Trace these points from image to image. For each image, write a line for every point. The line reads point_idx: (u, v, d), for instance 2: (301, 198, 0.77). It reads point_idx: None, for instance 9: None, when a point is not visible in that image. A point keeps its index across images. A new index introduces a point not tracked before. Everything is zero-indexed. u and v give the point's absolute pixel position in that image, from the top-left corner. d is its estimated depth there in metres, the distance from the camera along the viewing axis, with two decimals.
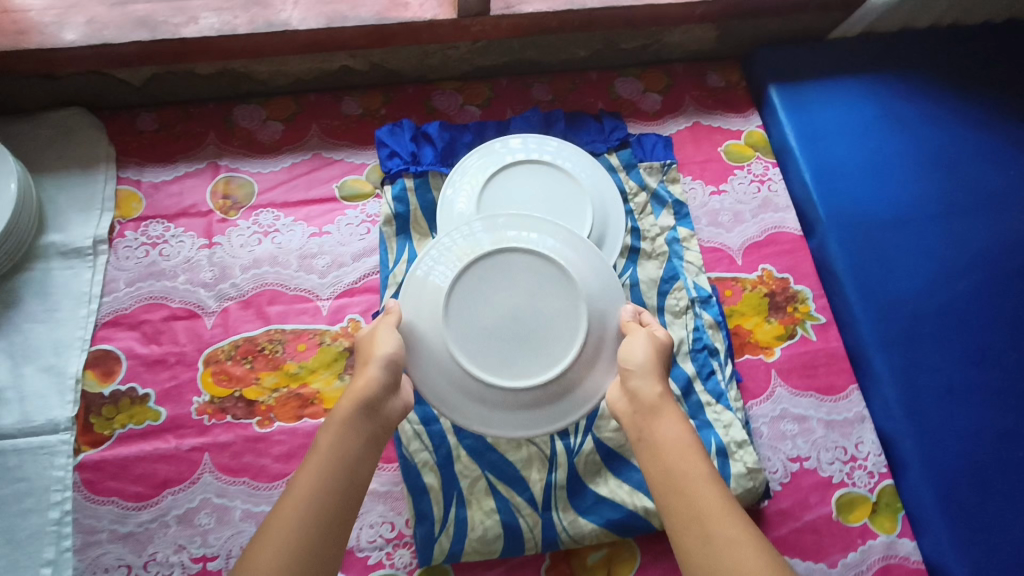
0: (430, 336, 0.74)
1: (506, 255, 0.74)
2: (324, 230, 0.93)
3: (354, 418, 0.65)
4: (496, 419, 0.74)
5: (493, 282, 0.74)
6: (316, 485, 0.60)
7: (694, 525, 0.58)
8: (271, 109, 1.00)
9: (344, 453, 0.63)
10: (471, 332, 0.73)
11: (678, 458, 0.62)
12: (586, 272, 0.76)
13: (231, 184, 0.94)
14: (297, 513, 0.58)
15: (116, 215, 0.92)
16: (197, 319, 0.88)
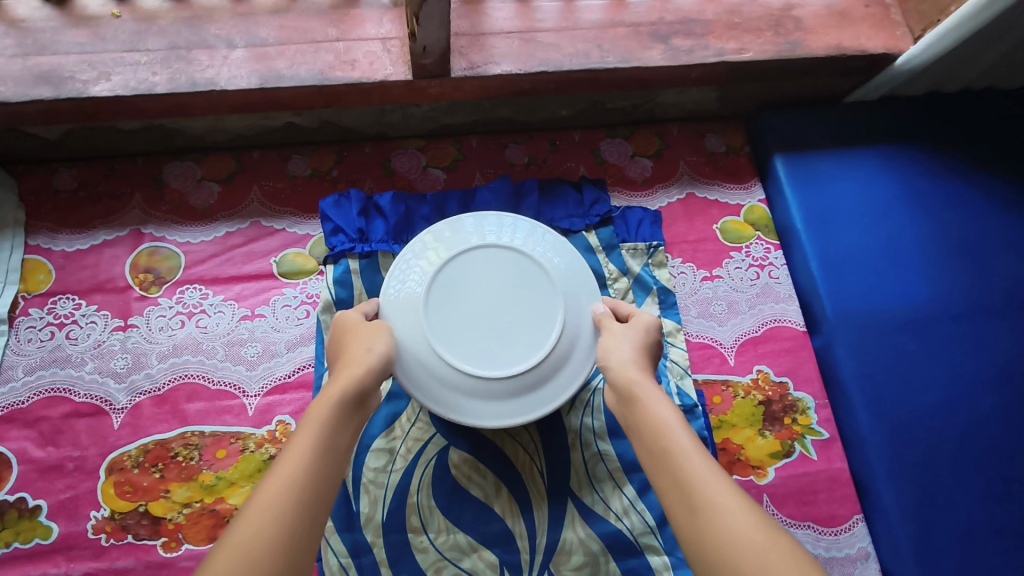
0: (407, 321, 0.71)
1: (489, 248, 0.74)
2: (256, 312, 0.82)
3: (346, 410, 0.58)
4: (468, 407, 0.69)
5: (475, 273, 0.73)
6: (315, 452, 0.53)
7: (684, 500, 0.51)
8: (208, 168, 0.89)
9: (336, 443, 0.55)
10: (450, 318, 0.71)
11: (666, 430, 0.55)
12: (566, 274, 0.75)
13: (155, 256, 0.83)
14: (288, 498, 0.48)
15: (22, 289, 0.80)
16: (103, 416, 0.76)
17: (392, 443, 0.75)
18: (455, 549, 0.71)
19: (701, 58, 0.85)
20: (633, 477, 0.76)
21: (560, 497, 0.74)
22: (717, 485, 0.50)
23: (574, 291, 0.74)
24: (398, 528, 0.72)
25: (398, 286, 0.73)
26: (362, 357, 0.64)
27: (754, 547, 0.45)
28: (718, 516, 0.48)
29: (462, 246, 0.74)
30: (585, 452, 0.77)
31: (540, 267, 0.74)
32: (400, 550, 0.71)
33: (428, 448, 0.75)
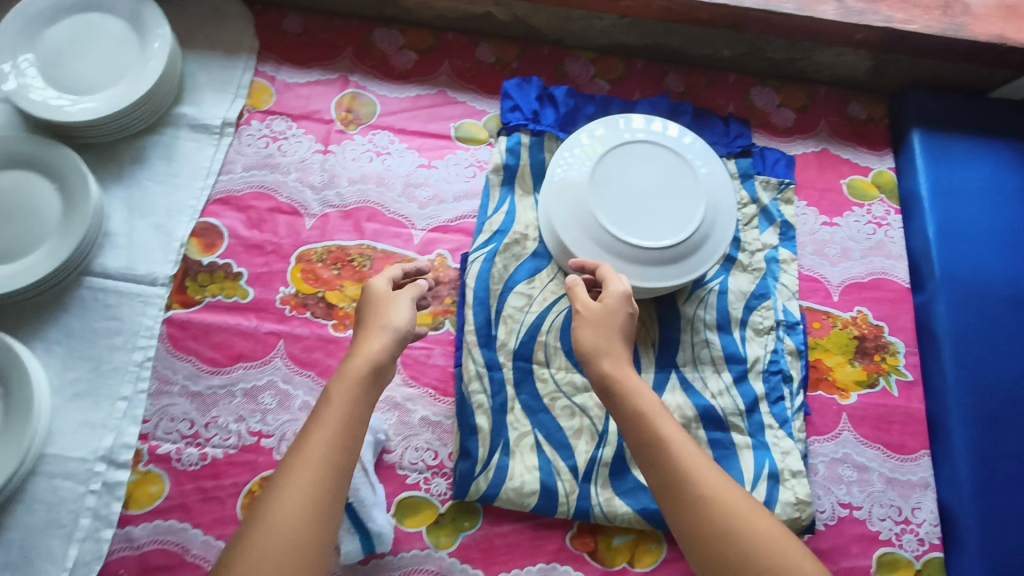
0: (571, 197, 0.82)
1: (640, 142, 0.84)
2: (432, 163, 0.94)
3: (356, 392, 0.57)
4: (622, 271, 0.80)
5: (629, 162, 0.83)
6: (334, 439, 0.54)
7: (680, 499, 0.55)
8: (410, 39, 1.00)
9: (349, 430, 0.55)
10: (608, 196, 0.82)
11: (661, 428, 0.59)
12: (706, 169, 0.85)
13: (356, 100, 0.96)
14: (308, 506, 0.50)
15: (247, 103, 0.94)
16: (298, 217, 0.90)
17: (532, 290, 0.87)
18: (570, 386, 0.83)
19: (870, 21, 0.93)
20: (732, 367, 0.86)
21: (666, 368, 0.85)
22: (717, 486, 0.55)
23: (715, 184, 0.84)
24: (525, 357, 0.83)
25: (564, 169, 0.84)
26: (379, 339, 0.61)
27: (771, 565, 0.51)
28: (723, 518, 0.53)
29: (618, 139, 0.84)
30: (694, 336, 0.87)
31: (684, 161, 0.84)
32: (524, 375, 0.83)
33: (561, 301, 0.86)
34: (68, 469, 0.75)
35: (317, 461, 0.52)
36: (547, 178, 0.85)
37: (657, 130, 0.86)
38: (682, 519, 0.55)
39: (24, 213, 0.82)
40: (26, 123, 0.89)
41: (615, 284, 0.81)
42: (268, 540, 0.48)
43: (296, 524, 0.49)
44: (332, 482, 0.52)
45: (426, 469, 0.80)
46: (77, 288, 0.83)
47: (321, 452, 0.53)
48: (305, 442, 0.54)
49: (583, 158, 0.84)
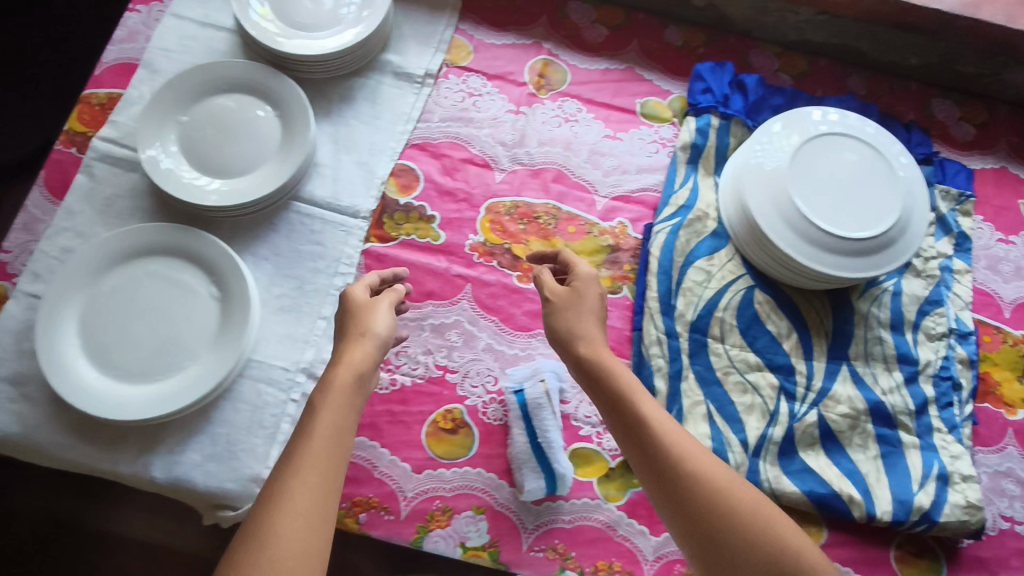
0: (768, 183, 0.83)
1: (836, 134, 0.85)
2: (618, 135, 0.96)
3: (350, 395, 0.62)
4: (818, 259, 0.82)
5: (824, 152, 0.84)
6: (321, 448, 0.57)
7: (666, 469, 0.60)
8: (602, 14, 1.02)
9: (337, 441, 0.59)
10: (806, 185, 0.83)
11: (644, 408, 0.63)
12: (900, 163, 0.85)
13: (549, 67, 0.98)
14: (301, 514, 0.53)
15: (446, 58, 0.97)
16: (489, 170, 0.93)
17: (711, 267, 0.88)
18: (743, 363, 0.85)
19: None
20: (904, 367, 0.86)
21: (837, 359, 0.86)
22: (692, 453, 0.61)
23: (909, 179, 0.85)
24: (702, 330, 0.85)
25: (758, 155, 0.85)
26: (364, 347, 0.66)
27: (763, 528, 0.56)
28: (707, 484, 0.58)
29: (815, 129, 0.85)
30: (867, 332, 0.87)
31: (879, 155, 0.85)
32: (699, 347, 0.85)
33: (739, 281, 0.88)
34: (271, 375, 0.80)
35: (321, 456, 0.57)
36: (741, 163, 0.87)
37: (841, 121, 0.86)
38: (667, 493, 0.59)
39: (246, 135, 0.86)
40: (248, 53, 0.94)
41: (810, 271, 0.82)
42: (272, 549, 0.50)
43: (297, 536, 0.52)
44: (323, 488, 0.55)
45: (599, 423, 0.82)
46: (286, 211, 0.87)
47: (322, 440, 0.58)
48: (301, 441, 0.58)
49: (781, 144, 0.84)
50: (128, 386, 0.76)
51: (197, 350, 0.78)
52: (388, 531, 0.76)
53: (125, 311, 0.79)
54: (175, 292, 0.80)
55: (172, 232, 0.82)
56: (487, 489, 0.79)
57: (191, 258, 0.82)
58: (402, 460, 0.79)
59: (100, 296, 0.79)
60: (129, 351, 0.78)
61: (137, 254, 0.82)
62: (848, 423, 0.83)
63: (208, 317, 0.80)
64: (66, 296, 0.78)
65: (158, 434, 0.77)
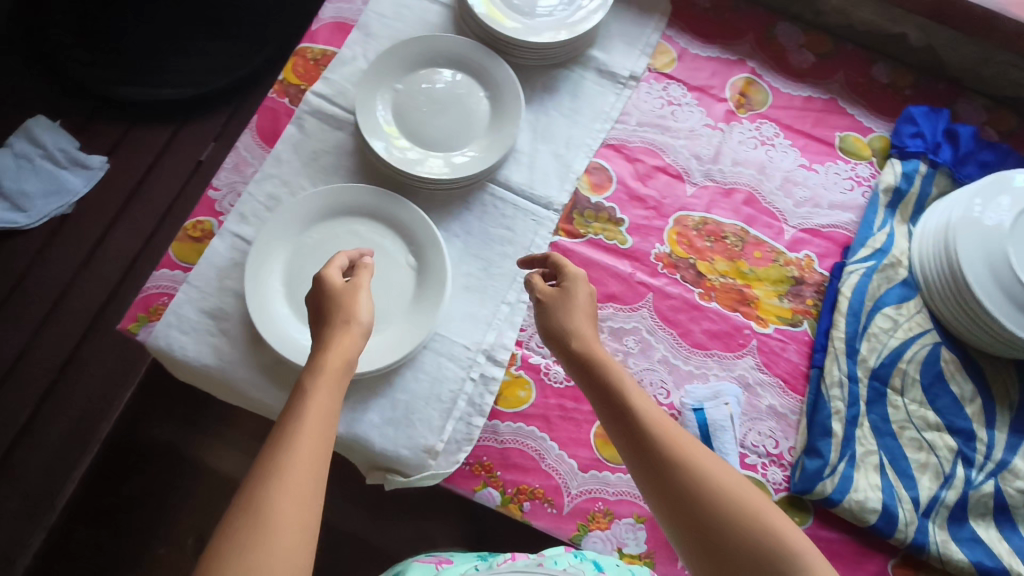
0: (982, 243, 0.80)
1: None
2: (813, 166, 0.94)
3: (343, 369, 0.62)
4: None
5: None
6: (310, 422, 0.56)
7: (656, 463, 0.59)
8: (810, 40, 1.00)
9: (327, 418, 0.57)
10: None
11: (634, 401, 0.63)
12: None
13: (751, 87, 0.96)
14: (287, 488, 0.51)
15: (649, 63, 0.96)
16: (680, 182, 0.92)
17: (898, 316, 0.86)
18: (921, 420, 0.82)
19: None
20: None
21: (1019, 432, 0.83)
22: (683, 445, 0.60)
23: None
24: (882, 379, 0.83)
25: (975, 211, 0.82)
26: (353, 333, 0.65)
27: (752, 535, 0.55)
28: (696, 476, 0.58)
29: None
30: None
31: None
32: (877, 396, 0.83)
33: (926, 335, 0.85)
34: (453, 351, 0.81)
35: (314, 433, 0.55)
36: (945, 221, 0.85)
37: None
38: (655, 488, 0.59)
39: (458, 112, 0.87)
40: (461, 29, 0.95)
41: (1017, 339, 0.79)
42: (265, 528, 0.48)
43: (288, 518, 0.49)
44: (312, 464, 0.53)
45: (766, 455, 0.81)
46: (481, 192, 0.88)
47: (316, 413, 0.57)
48: (292, 417, 0.56)
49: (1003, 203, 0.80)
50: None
51: (390, 317, 0.80)
52: (549, 523, 0.77)
53: (326, 265, 0.81)
54: (375, 256, 0.82)
55: (380, 196, 0.83)
56: None
57: (390, 223, 0.83)
58: (570, 457, 0.80)
59: (304, 247, 0.81)
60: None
61: (341, 211, 0.83)
62: None
63: (404, 286, 0.82)
64: (274, 242, 0.80)
65: (343, 390, 0.78)
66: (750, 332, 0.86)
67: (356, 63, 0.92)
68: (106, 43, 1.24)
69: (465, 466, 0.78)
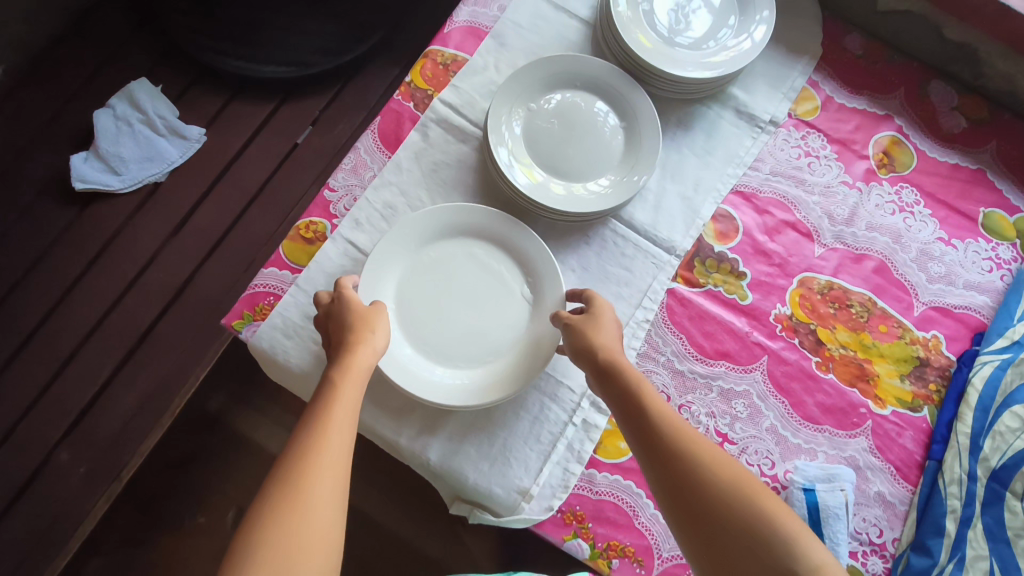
0: None
1: None
2: (952, 241, 0.89)
3: (367, 367, 0.64)
4: None
5: None
6: (340, 415, 0.58)
7: (664, 452, 0.60)
8: (964, 104, 0.94)
9: (354, 411, 0.60)
10: None
11: (648, 396, 0.65)
12: None
13: (896, 146, 0.91)
14: (321, 475, 0.53)
15: (792, 108, 0.92)
16: (808, 241, 0.87)
17: None
18: None
19: None
20: None
21: None
22: (686, 434, 0.62)
23: None
24: (1002, 481, 0.76)
25: None
26: (372, 345, 0.66)
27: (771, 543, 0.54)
28: (702, 468, 0.59)
29: None
30: None
31: None
32: (995, 498, 0.76)
33: None
34: (557, 393, 0.78)
35: (342, 427, 0.58)
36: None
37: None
38: (658, 474, 0.60)
39: (590, 140, 0.84)
40: (600, 51, 0.91)
41: None
42: (304, 514, 0.51)
43: (323, 506, 0.52)
44: (342, 457, 0.56)
45: (868, 543, 0.77)
46: (602, 227, 0.84)
47: (344, 409, 0.59)
48: (322, 407, 0.58)
49: None
50: (433, 364, 0.75)
51: (498, 349, 0.77)
52: None
53: (438, 287, 0.78)
54: (488, 283, 0.79)
55: (502, 221, 0.80)
56: None
57: (509, 250, 0.80)
58: (664, 518, 0.76)
59: (419, 265, 0.78)
60: (437, 329, 0.76)
61: (460, 232, 0.80)
62: None
63: (514, 318, 0.78)
64: (390, 255, 0.77)
65: (442, 417, 0.76)
66: (867, 411, 0.81)
67: (487, 73, 0.89)
68: (216, 9, 1.21)
69: (558, 513, 0.75)
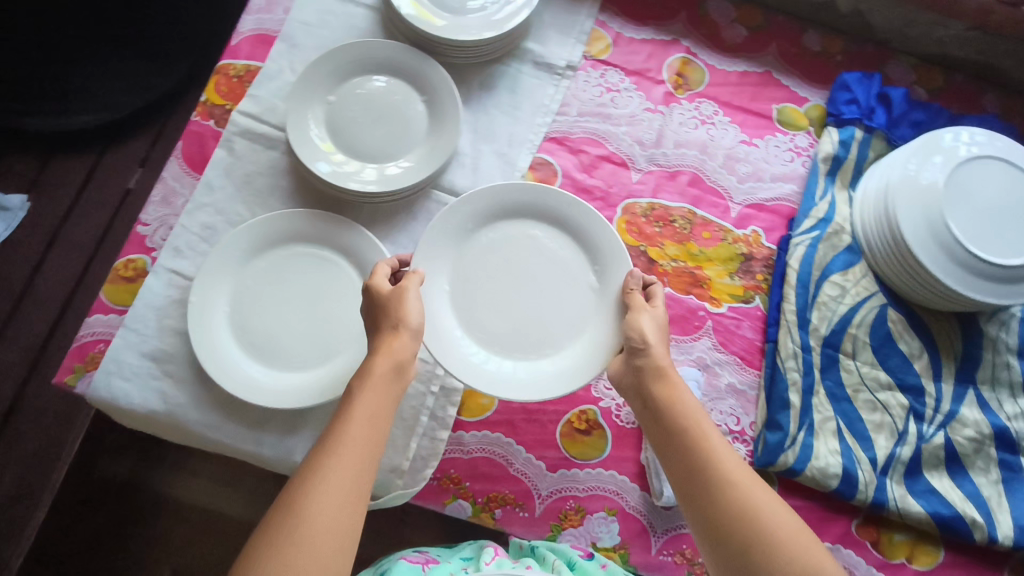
0: (919, 205, 0.82)
1: (985, 160, 0.84)
2: (754, 141, 0.95)
3: (392, 372, 0.64)
4: (969, 285, 0.81)
5: (978, 181, 0.83)
6: (358, 422, 0.59)
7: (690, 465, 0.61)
8: (742, 14, 1.01)
9: (377, 421, 0.60)
10: (963, 212, 0.81)
11: (677, 403, 0.64)
12: None
13: (687, 66, 0.97)
14: (337, 481, 0.54)
15: (585, 50, 0.95)
16: (625, 169, 0.92)
17: (845, 282, 0.88)
18: (873, 381, 0.85)
19: None
20: None
21: (965, 382, 0.86)
22: (711, 441, 0.62)
23: None
24: (834, 345, 0.86)
25: (912, 173, 0.84)
26: (408, 342, 0.66)
27: (789, 554, 0.53)
28: (730, 477, 0.59)
29: (963, 154, 0.83)
30: (995, 357, 0.88)
31: None
32: (831, 362, 0.85)
33: (873, 298, 0.88)
34: None
35: (361, 435, 0.58)
36: (885, 183, 0.87)
37: (975, 140, 0.85)
38: (690, 479, 0.60)
39: (394, 120, 0.85)
40: (390, 33, 0.92)
41: (959, 295, 0.81)
42: (313, 515, 0.51)
43: (332, 509, 0.52)
44: (360, 467, 0.56)
45: (728, 433, 0.83)
46: (425, 200, 0.86)
47: (367, 414, 0.60)
48: (342, 418, 0.59)
49: (933, 167, 0.83)
50: (251, 362, 0.77)
51: (561, 338, 0.79)
52: (523, 528, 0.78)
53: (495, 274, 0.81)
54: (552, 269, 0.81)
55: (552, 196, 0.81)
56: (620, 492, 0.80)
57: (338, 250, 0.82)
58: (538, 459, 0.80)
59: (469, 254, 0.81)
60: (267, 320, 0.79)
61: (291, 241, 0.82)
62: (973, 447, 0.84)
63: (580, 304, 0.80)
64: (209, 297, 0.78)
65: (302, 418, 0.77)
66: (705, 313, 0.87)
67: (283, 77, 0.89)
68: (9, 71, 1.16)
69: (434, 481, 0.78)
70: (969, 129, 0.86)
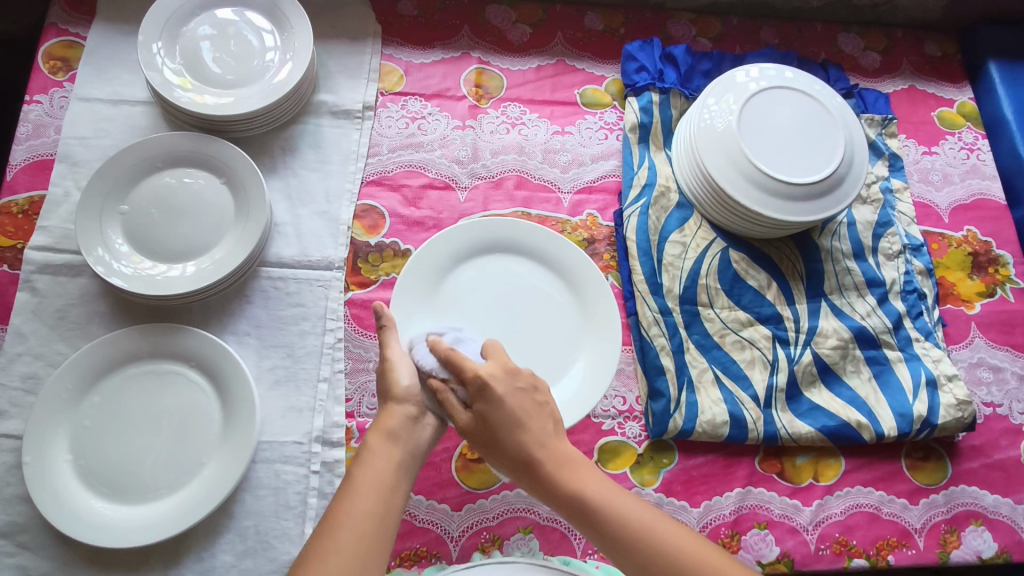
0: (722, 149, 0.86)
1: (768, 93, 0.89)
2: (566, 129, 0.97)
3: (389, 448, 0.61)
4: (784, 210, 0.85)
5: (764, 113, 0.88)
6: (359, 503, 0.56)
7: (616, 538, 0.58)
8: (521, 13, 1.04)
9: (382, 505, 0.57)
10: (759, 146, 0.86)
11: (573, 474, 0.61)
12: (831, 117, 0.89)
13: (483, 76, 0.98)
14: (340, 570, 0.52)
15: (379, 87, 0.95)
16: (451, 191, 0.92)
17: (685, 237, 0.91)
18: (735, 322, 0.88)
19: None
20: (874, 290, 0.92)
21: (815, 296, 0.91)
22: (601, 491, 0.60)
23: (849, 126, 0.89)
24: (691, 301, 0.88)
25: (708, 124, 0.88)
26: (398, 412, 0.64)
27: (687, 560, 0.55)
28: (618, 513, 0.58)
29: (747, 92, 0.88)
30: (835, 265, 0.93)
31: (820, 108, 0.89)
32: (692, 317, 0.88)
33: (713, 245, 0.91)
34: (285, 454, 0.77)
35: (366, 513, 0.56)
36: (688, 140, 0.90)
37: (764, 75, 0.90)
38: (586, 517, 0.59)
39: (199, 210, 0.82)
40: (175, 124, 0.88)
41: (780, 223, 0.85)
42: None
43: None
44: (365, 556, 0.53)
45: (618, 414, 0.85)
46: (256, 280, 0.83)
47: (371, 489, 0.57)
48: (345, 497, 0.57)
49: (723, 112, 0.88)
50: (104, 501, 0.72)
51: (552, 366, 0.79)
52: None
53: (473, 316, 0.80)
54: (533, 299, 0.82)
55: (515, 228, 0.83)
56: (530, 507, 0.79)
57: (531, 254, 0.83)
58: (440, 502, 0.78)
59: (448, 303, 0.80)
60: (122, 454, 0.73)
61: (495, 249, 0.83)
62: (840, 354, 0.88)
63: (565, 327, 0.81)
64: (48, 441, 0.72)
65: (182, 542, 0.72)
66: None
67: (71, 199, 0.84)
68: None
69: None
70: (749, 67, 0.91)
